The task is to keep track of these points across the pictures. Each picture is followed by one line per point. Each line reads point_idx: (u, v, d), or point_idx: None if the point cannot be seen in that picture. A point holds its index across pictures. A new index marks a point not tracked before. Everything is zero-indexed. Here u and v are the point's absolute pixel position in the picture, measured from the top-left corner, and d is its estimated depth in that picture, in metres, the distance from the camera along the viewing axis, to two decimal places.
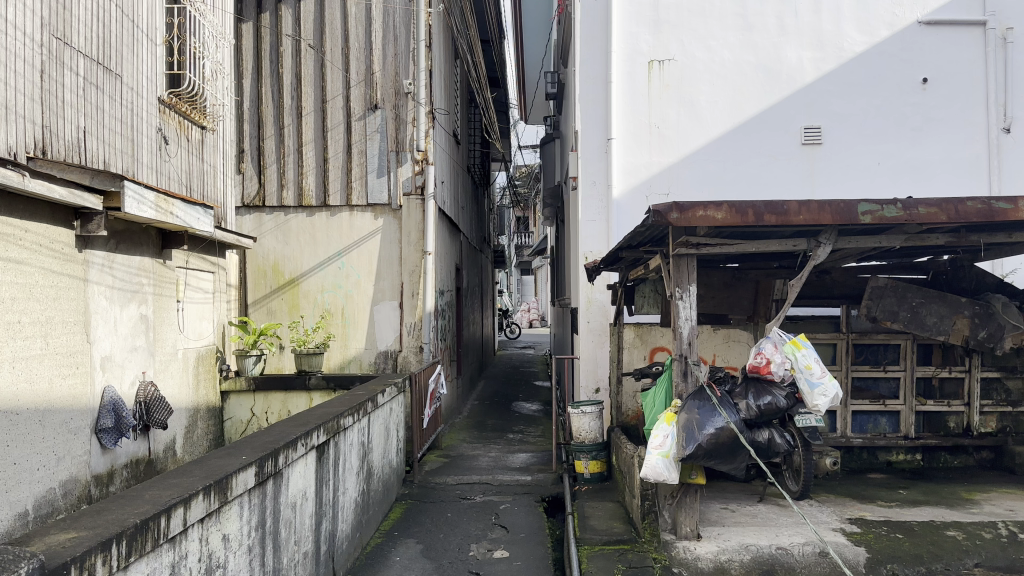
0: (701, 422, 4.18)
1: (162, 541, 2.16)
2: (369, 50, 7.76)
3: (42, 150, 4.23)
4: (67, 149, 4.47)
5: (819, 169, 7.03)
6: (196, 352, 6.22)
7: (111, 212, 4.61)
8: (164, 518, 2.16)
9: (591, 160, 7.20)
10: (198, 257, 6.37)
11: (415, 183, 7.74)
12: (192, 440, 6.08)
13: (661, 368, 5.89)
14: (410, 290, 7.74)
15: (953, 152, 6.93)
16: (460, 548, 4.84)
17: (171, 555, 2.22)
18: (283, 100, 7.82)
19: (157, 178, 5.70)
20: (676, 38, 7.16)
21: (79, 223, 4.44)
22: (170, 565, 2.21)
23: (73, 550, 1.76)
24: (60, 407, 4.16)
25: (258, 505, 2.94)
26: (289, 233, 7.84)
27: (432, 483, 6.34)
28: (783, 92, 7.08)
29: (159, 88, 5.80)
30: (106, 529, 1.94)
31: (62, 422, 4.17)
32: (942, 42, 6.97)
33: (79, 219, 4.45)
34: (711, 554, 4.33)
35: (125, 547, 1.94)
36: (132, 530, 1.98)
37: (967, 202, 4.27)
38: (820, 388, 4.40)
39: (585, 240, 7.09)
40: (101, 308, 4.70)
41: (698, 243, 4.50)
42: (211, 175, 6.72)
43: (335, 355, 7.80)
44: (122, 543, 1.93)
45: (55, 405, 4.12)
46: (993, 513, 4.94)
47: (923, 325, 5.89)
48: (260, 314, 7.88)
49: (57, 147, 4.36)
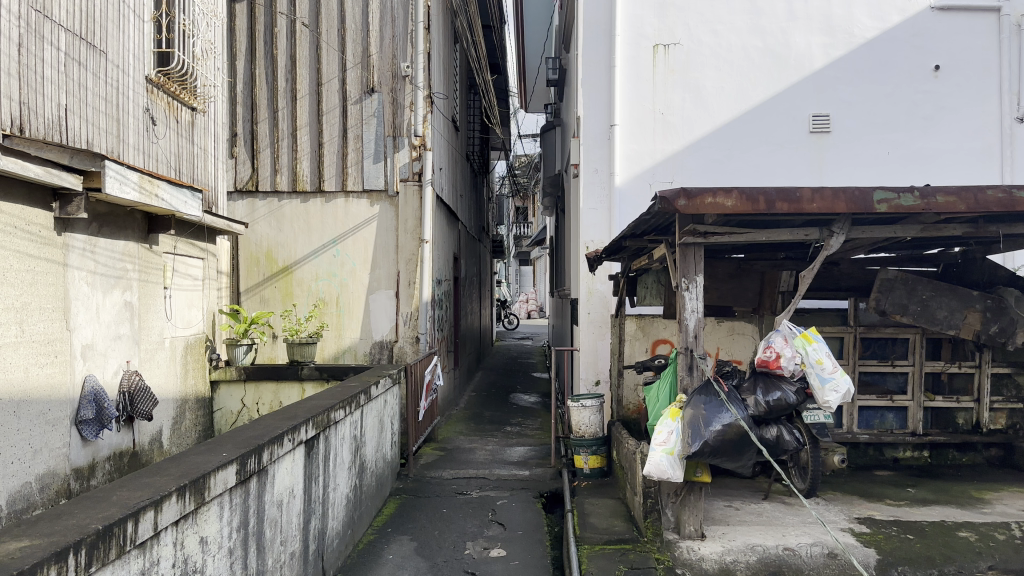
0: (708, 419, 4.01)
1: (129, 547, 1.98)
2: (365, 32, 7.55)
3: (18, 128, 4.03)
4: (46, 127, 4.27)
5: (828, 158, 6.83)
6: (184, 341, 6.04)
7: (92, 194, 4.41)
8: (131, 523, 1.98)
9: (593, 147, 6.96)
10: (186, 243, 6.18)
11: (412, 169, 7.55)
12: (180, 432, 5.91)
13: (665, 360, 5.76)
14: (406, 279, 7.55)
15: (965, 142, 6.74)
16: (455, 546, 4.68)
17: (140, 562, 2.04)
18: (276, 83, 7.61)
19: (144, 160, 5.50)
20: (682, 22, 6.95)
21: (58, 204, 4.25)
22: (139, 573, 2.03)
23: (22, 563, 1.58)
24: (36, 397, 3.98)
25: (241, 505, 2.76)
26: (282, 219, 7.64)
27: (428, 476, 6.18)
28: (791, 79, 6.88)
29: (147, 66, 5.58)
30: (63, 537, 1.76)
31: (39, 413, 3.99)
32: (956, 28, 6.77)
33: (58, 201, 4.26)
34: (716, 555, 4.15)
35: (84, 557, 1.76)
36: (93, 538, 1.80)
37: (987, 191, 4.08)
38: (832, 383, 4.24)
39: (587, 229, 6.89)
40: (82, 294, 4.51)
41: (707, 231, 4.34)
42: (201, 158, 6.51)
43: (329, 345, 7.61)
44: (81, 553, 1.75)
45: (31, 395, 3.94)
46: (1005, 513, 4.78)
47: (934, 319, 5.70)
48: (252, 302, 7.69)
49: (35, 125, 4.15)
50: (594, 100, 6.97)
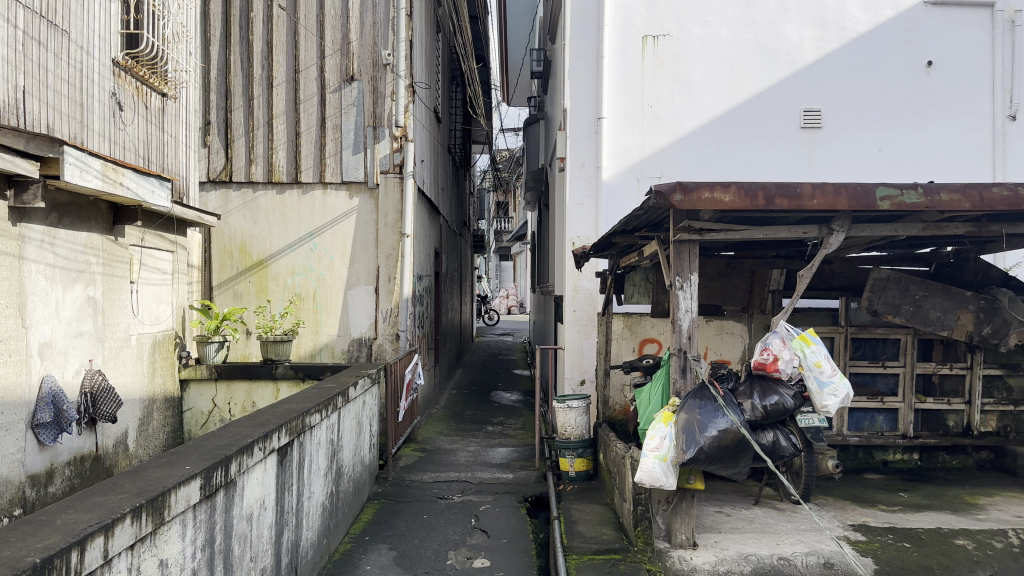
0: (703, 424, 3.84)
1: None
2: (345, 18, 7.29)
3: None
4: None
5: (819, 155, 6.69)
6: (152, 338, 5.77)
7: (50, 181, 4.14)
8: (76, 553, 1.75)
9: (581, 139, 6.73)
10: (154, 235, 5.90)
11: (393, 161, 7.30)
12: (147, 433, 5.64)
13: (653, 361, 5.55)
14: (386, 274, 7.32)
15: (956, 139, 6.63)
16: (436, 556, 4.47)
17: None
18: (252, 70, 7.32)
19: (109, 147, 5.21)
20: (671, 13, 6.76)
21: (12, 192, 3.97)
22: None
23: None
24: None
25: (206, 522, 2.54)
26: (257, 211, 7.37)
27: (407, 480, 5.96)
28: (782, 73, 6.72)
29: (115, 49, 5.29)
30: None
31: None
32: (949, 23, 6.65)
33: (13, 188, 3.98)
34: (708, 565, 3.98)
35: None
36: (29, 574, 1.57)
37: (992, 188, 3.95)
38: (831, 387, 4.10)
39: (573, 225, 6.69)
40: (39, 288, 4.24)
41: (702, 228, 4.15)
42: (172, 146, 6.23)
43: (305, 342, 7.36)
44: None
45: None
46: (1002, 520, 4.66)
47: (926, 319, 5.57)
48: (225, 297, 7.41)
49: None
50: (581, 92, 6.76)
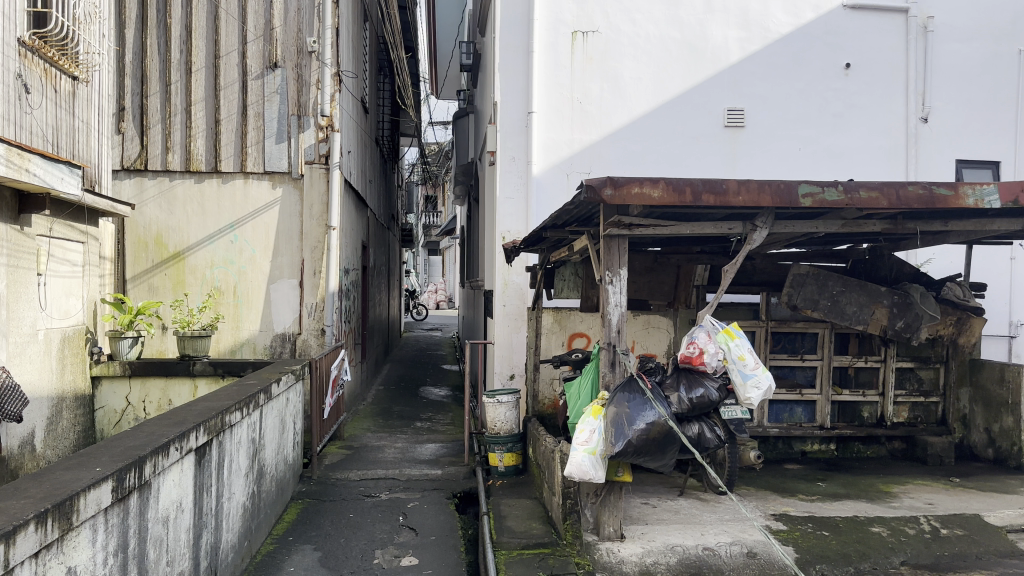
0: (631, 416, 3.88)
1: None
2: (269, 3, 7.05)
3: None
4: None
5: (743, 153, 6.86)
6: (60, 333, 5.45)
7: None
8: None
9: (511, 134, 6.70)
10: (63, 225, 5.57)
11: (318, 151, 7.12)
12: (55, 434, 5.33)
13: (581, 355, 5.55)
14: (311, 267, 7.13)
15: (871, 140, 6.90)
16: (362, 556, 4.37)
17: None
18: (169, 54, 7.00)
19: (13, 131, 4.89)
20: (601, 9, 6.80)
21: None
22: None
23: None
24: None
25: (119, 526, 2.39)
26: (174, 201, 7.06)
27: (333, 478, 5.82)
28: (708, 72, 6.85)
29: (20, 27, 4.96)
30: None
31: None
32: (865, 27, 6.92)
33: None
34: (636, 557, 4.03)
35: None
36: None
37: (908, 187, 4.10)
38: (754, 380, 4.19)
39: (503, 219, 6.66)
40: None
41: (631, 223, 4.17)
42: (84, 132, 5.90)
43: (225, 337, 7.10)
44: None
45: None
46: (913, 507, 4.88)
47: (843, 314, 5.78)
48: (139, 291, 7.07)
49: None
50: (512, 86, 6.72)
